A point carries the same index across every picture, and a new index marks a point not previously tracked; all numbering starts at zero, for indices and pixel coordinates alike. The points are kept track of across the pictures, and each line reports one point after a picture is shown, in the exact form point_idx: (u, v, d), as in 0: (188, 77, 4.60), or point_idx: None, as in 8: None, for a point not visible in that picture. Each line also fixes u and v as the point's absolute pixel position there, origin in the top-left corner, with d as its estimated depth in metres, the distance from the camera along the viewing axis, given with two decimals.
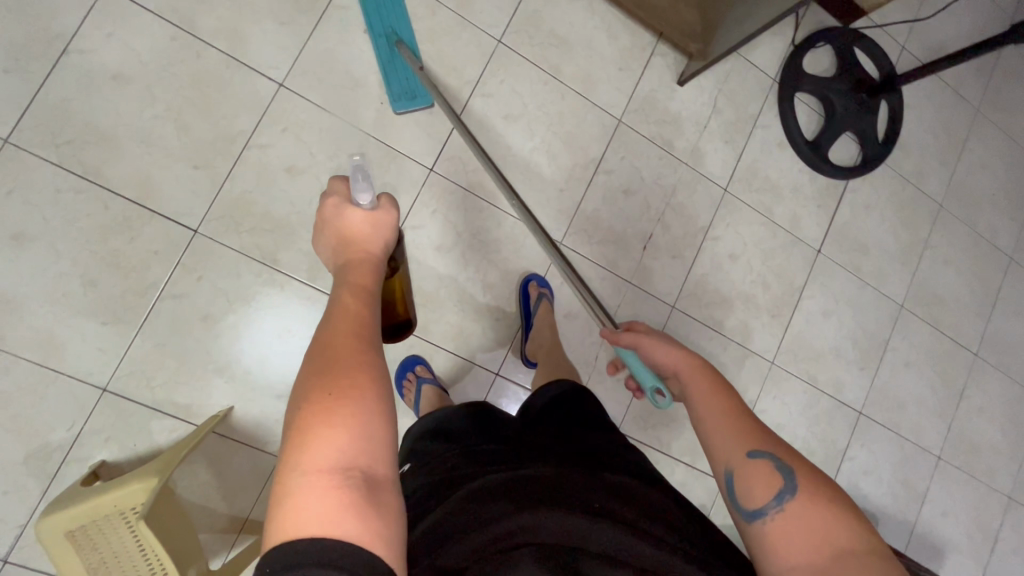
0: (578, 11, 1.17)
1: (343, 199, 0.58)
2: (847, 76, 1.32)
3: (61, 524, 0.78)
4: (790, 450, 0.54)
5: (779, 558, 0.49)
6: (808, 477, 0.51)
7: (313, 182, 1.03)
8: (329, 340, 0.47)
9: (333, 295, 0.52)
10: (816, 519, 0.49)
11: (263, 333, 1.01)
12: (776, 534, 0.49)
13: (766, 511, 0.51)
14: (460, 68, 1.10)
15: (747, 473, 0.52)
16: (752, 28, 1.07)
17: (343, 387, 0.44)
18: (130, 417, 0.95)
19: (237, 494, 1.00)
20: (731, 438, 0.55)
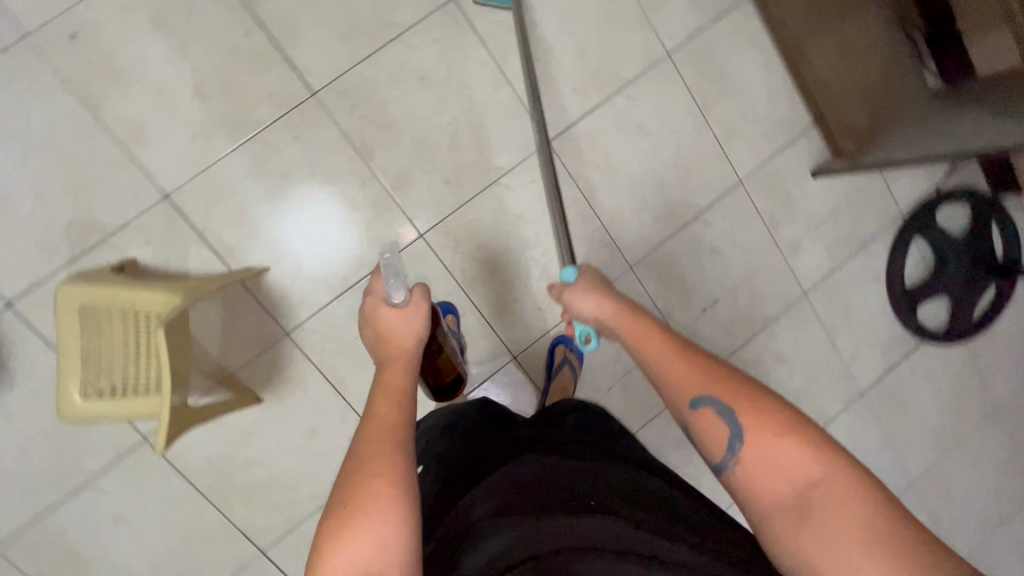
0: (755, 61, 1.13)
1: (379, 298, 0.70)
2: (970, 243, 1.27)
3: (78, 298, 0.78)
4: (730, 382, 0.56)
5: (758, 503, 0.51)
6: (751, 415, 0.53)
7: (437, 100, 1.01)
8: (357, 445, 0.55)
9: (370, 399, 0.61)
10: (769, 456, 0.51)
11: (293, 227, 0.99)
12: (742, 485, 0.53)
13: (727, 464, 0.54)
14: (621, 62, 1.08)
15: (702, 431, 0.56)
16: (930, 150, 1.02)
17: (357, 498, 0.50)
18: (174, 231, 0.95)
19: (233, 349, 1.00)
20: (677, 388, 0.58)
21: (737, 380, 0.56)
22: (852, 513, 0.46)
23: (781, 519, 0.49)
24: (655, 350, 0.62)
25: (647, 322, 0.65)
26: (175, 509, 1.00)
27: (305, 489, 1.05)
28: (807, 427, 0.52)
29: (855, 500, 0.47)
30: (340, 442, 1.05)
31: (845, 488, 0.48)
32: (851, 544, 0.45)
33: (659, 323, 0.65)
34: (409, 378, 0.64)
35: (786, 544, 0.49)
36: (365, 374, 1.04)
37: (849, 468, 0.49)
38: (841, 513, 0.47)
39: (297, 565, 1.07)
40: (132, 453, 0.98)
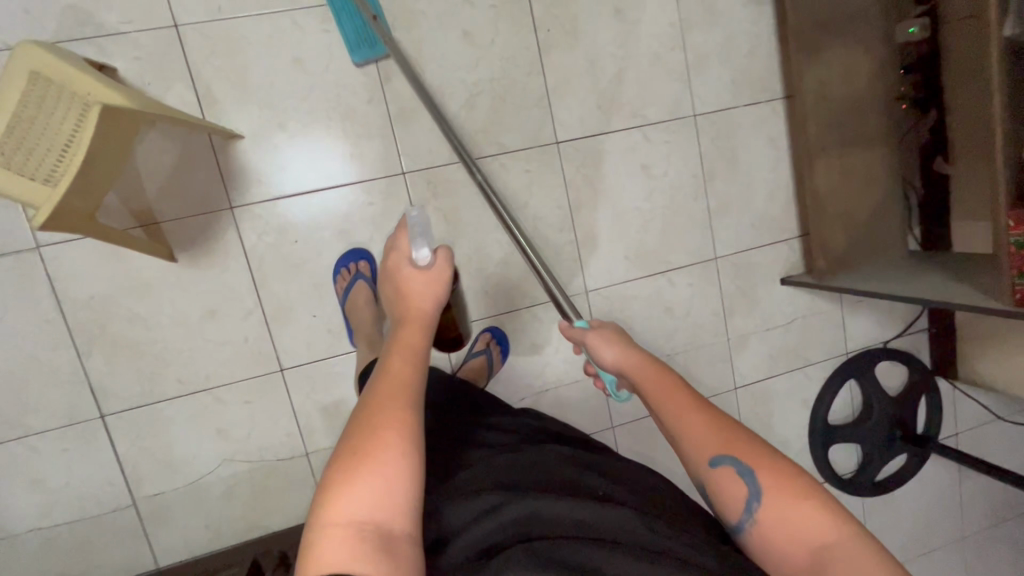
0: (769, 157, 1.18)
1: (403, 257, 0.72)
2: (899, 407, 1.32)
3: (34, 62, 0.72)
4: (747, 443, 0.60)
5: (768, 543, 0.56)
6: (771, 479, 0.57)
7: (471, 57, 1.02)
8: (370, 400, 0.60)
9: (384, 357, 0.66)
10: (788, 513, 0.55)
11: (286, 159, 0.98)
12: (762, 542, 0.57)
13: (745, 523, 0.58)
14: (651, 102, 1.11)
15: (720, 491, 0.59)
16: (915, 292, 1.03)
17: (366, 451, 0.55)
18: (166, 61, 0.91)
19: (171, 198, 0.94)
20: (697, 442, 0.61)
21: (754, 441, 0.60)
22: (870, 569, 0.51)
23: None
24: (679, 406, 0.64)
25: (670, 377, 0.67)
26: (31, 331, 0.92)
27: (175, 369, 0.98)
28: (815, 489, 0.57)
29: (869, 559, 0.51)
30: (233, 337, 0.99)
31: (859, 550, 0.52)
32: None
33: (681, 380, 0.67)
34: (423, 342, 0.69)
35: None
36: (291, 281, 1.00)
37: (860, 532, 0.53)
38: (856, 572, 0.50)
39: (130, 444, 0.98)
40: (15, 255, 0.90)
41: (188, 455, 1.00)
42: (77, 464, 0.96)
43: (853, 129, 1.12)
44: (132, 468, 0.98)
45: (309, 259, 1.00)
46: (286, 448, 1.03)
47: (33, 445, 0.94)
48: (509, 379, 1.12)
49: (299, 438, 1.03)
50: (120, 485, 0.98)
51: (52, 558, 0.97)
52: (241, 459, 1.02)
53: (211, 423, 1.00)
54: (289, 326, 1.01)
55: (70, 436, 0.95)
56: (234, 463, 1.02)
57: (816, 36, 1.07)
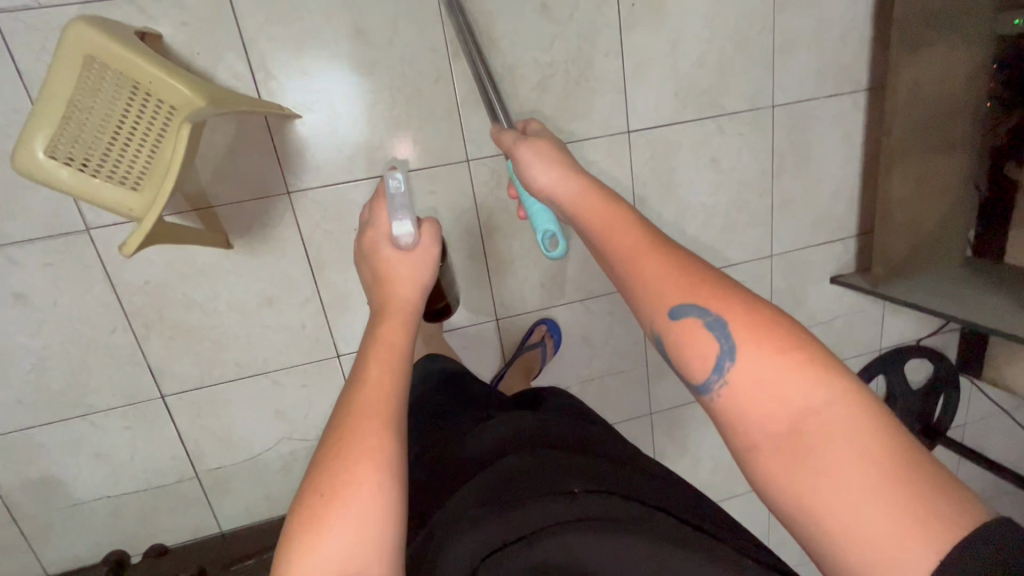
0: (841, 153, 1.13)
1: (384, 237, 0.68)
2: (918, 400, 1.38)
3: (92, 45, 0.65)
4: (717, 291, 0.50)
5: (740, 420, 0.47)
6: (743, 327, 0.47)
7: (546, 34, 0.93)
8: (341, 426, 0.54)
9: (361, 365, 0.60)
10: (763, 374, 0.46)
11: (340, 118, 0.90)
12: (731, 409, 0.47)
13: (712, 385, 0.48)
14: (730, 90, 1.03)
15: (685, 345, 0.50)
16: (969, 315, 1.06)
17: (334, 498, 0.49)
18: (217, 29, 0.81)
19: (225, 181, 0.88)
20: (658, 289, 0.51)
21: (720, 279, 0.51)
22: (856, 444, 0.43)
23: (779, 455, 0.45)
24: (629, 246, 0.55)
25: (616, 206, 0.58)
26: (87, 314, 0.90)
27: (234, 354, 0.97)
28: (805, 341, 0.47)
29: (863, 425, 0.43)
30: (291, 324, 0.98)
31: (848, 416, 0.44)
32: (866, 491, 0.41)
33: (628, 208, 0.58)
34: (402, 341, 0.62)
35: (795, 492, 0.44)
36: (348, 270, 0.97)
37: (855, 391, 0.45)
38: (850, 445, 0.43)
39: (191, 422, 0.99)
40: (65, 237, 0.85)
41: (246, 434, 1.02)
42: (141, 440, 0.98)
43: (934, 138, 1.09)
44: (194, 444, 1.01)
45: None
46: None
47: (96, 422, 0.95)
48: (558, 369, 1.14)
49: None
50: (182, 459, 1.01)
51: (121, 522, 1.02)
52: (298, 438, 1.05)
53: (270, 404, 1.01)
54: (347, 314, 0.99)
55: (131, 414, 0.96)
56: (291, 441, 1.05)
57: (919, 35, 1.00)
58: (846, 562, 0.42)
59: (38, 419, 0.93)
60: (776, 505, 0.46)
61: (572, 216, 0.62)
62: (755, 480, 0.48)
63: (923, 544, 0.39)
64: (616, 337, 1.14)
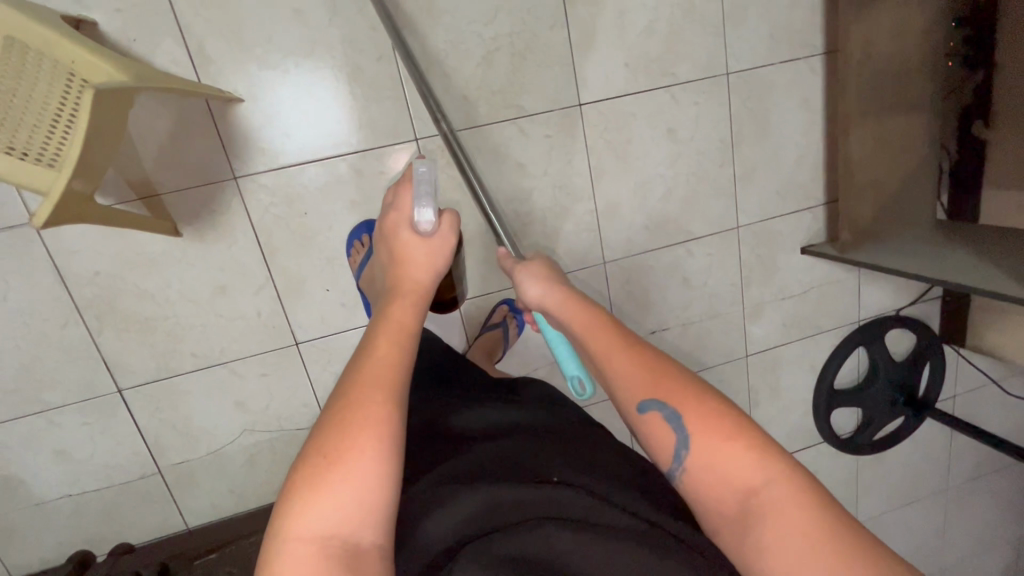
0: (802, 119, 1.11)
1: (403, 220, 0.67)
2: (903, 373, 1.34)
3: (6, 23, 0.64)
4: (676, 387, 0.57)
5: (699, 492, 0.54)
6: (697, 424, 0.55)
7: (488, 8, 0.92)
8: (347, 387, 0.54)
9: (371, 335, 0.59)
10: (717, 461, 0.53)
11: (286, 106, 0.90)
12: (694, 488, 0.55)
13: (676, 471, 0.56)
14: (681, 58, 1.02)
15: (651, 439, 0.57)
16: (941, 274, 1.02)
17: (337, 454, 0.50)
18: (153, 14, 0.82)
19: (170, 169, 0.88)
20: (626, 390, 0.59)
21: (681, 381, 0.58)
22: (793, 515, 0.49)
23: (732, 526, 0.52)
24: (606, 349, 0.61)
25: (600, 320, 0.63)
26: (37, 308, 0.89)
27: (189, 344, 0.96)
28: (749, 430, 0.54)
29: (798, 497, 0.50)
30: (246, 312, 0.97)
31: (783, 495, 0.50)
32: (799, 555, 0.47)
33: (605, 315, 0.64)
34: (414, 322, 0.62)
35: (745, 553, 0.51)
36: (301, 255, 0.96)
37: (791, 474, 0.51)
38: (788, 515, 0.49)
39: (150, 416, 0.98)
40: (12, 230, 0.85)
41: (208, 426, 1.01)
42: (99, 436, 0.97)
43: (893, 98, 1.08)
44: (154, 438, 1.00)
45: (320, 232, 0.96)
46: (305, 418, 1.04)
47: (54, 419, 0.95)
48: (524, 351, 1.12)
49: (318, 409, 1.05)
50: (143, 455, 1.00)
51: (85, 521, 1.01)
52: (261, 429, 1.03)
53: (229, 396, 1.00)
54: (302, 300, 0.98)
55: (88, 409, 0.96)
56: (254, 433, 1.03)
57: None
58: None
59: None
60: (731, 555, 0.53)
61: (563, 325, 0.66)
62: (714, 533, 0.55)
63: None
64: None
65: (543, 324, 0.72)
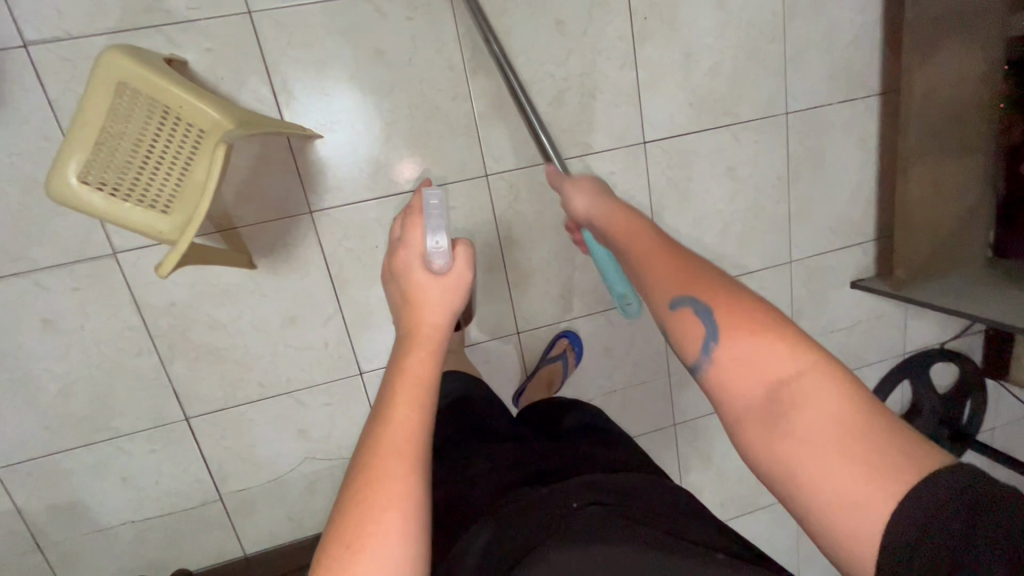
0: (857, 156, 1.13)
1: (416, 255, 0.61)
2: (945, 406, 1.35)
3: (119, 73, 0.66)
4: (705, 282, 0.51)
5: (726, 390, 0.47)
6: (728, 314, 0.48)
7: (562, 49, 0.94)
8: (365, 462, 0.50)
9: (384, 394, 0.54)
10: (747, 353, 0.46)
11: (361, 142, 0.91)
12: (718, 383, 0.48)
13: (700, 364, 0.49)
14: (744, 98, 1.04)
15: (676, 334, 0.51)
16: (1002, 316, 1.03)
17: (362, 542, 0.46)
18: (241, 54, 0.83)
19: (247, 203, 0.90)
20: (656, 286, 0.54)
21: (713, 273, 0.52)
22: (831, 408, 0.42)
23: (759, 424, 0.45)
24: (638, 247, 0.57)
25: (632, 219, 0.60)
26: (113, 337, 0.90)
27: (257, 374, 0.97)
28: (780, 321, 0.47)
29: (839, 392, 0.43)
30: (314, 342, 0.98)
31: (822, 383, 0.43)
32: (839, 454, 0.41)
33: (641, 215, 0.61)
34: (433, 374, 0.56)
35: (773, 455, 0.44)
36: (369, 287, 0.97)
37: (829, 365, 0.44)
38: (823, 409, 0.42)
39: (215, 444, 0.99)
40: (92, 262, 0.86)
41: (270, 454, 1.02)
42: (164, 463, 0.98)
43: (950, 140, 1.10)
44: (218, 466, 1.00)
45: None
46: None
47: (122, 446, 0.95)
48: (580, 381, 1.13)
49: None
50: (205, 482, 1.00)
51: (146, 547, 1.01)
52: (322, 457, 1.04)
53: (293, 424, 1.01)
54: (369, 331, 0.99)
55: (156, 437, 0.96)
56: (315, 461, 1.04)
57: (933, 39, 1.02)
58: (820, 524, 0.41)
59: (64, 445, 0.93)
60: (761, 475, 0.46)
61: (596, 228, 0.64)
62: (741, 450, 0.47)
63: (887, 500, 0.38)
64: (637, 348, 1.14)
65: (591, 244, 0.72)
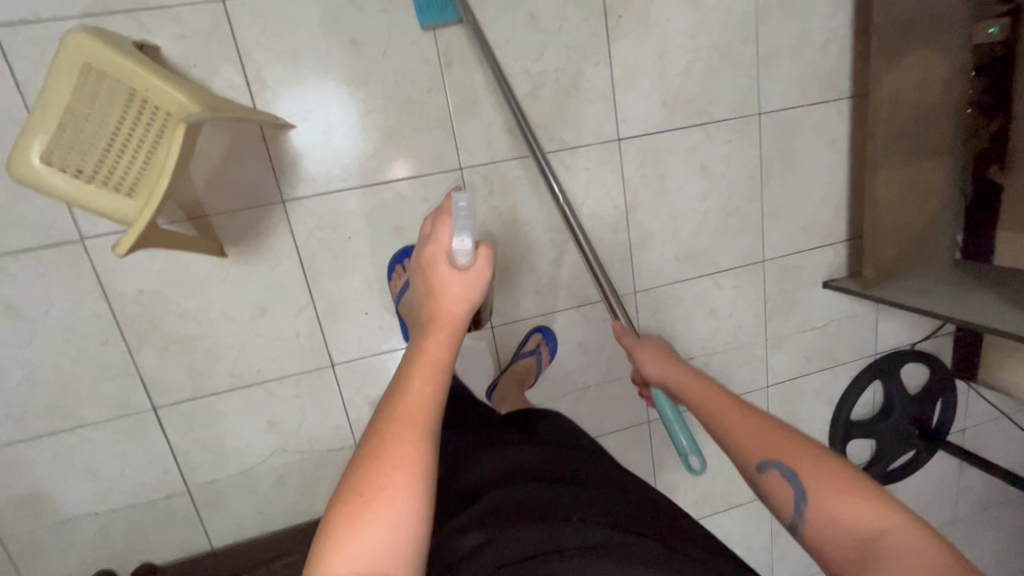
0: (828, 158, 1.15)
1: (442, 251, 0.59)
2: (916, 407, 1.37)
3: (86, 54, 0.66)
4: (791, 445, 0.57)
5: (826, 547, 0.53)
6: (815, 480, 0.54)
7: (537, 45, 0.95)
8: (381, 424, 0.51)
9: (403, 369, 0.55)
10: (838, 514, 0.52)
11: (335, 133, 0.91)
12: (819, 543, 0.53)
13: (797, 524, 0.55)
14: (718, 97, 1.06)
15: (771, 498, 0.56)
16: (969, 315, 1.04)
17: (374, 493, 0.47)
18: (214, 42, 0.83)
19: (219, 191, 0.89)
20: (743, 449, 0.59)
21: (790, 433, 0.58)
22: (918, 561, 0.47)
23: (856, 574, 0.50)
24: (724, 415, 0.62)
25: (712, 386, 0.65)
26: (79, 324, 0.89)
27: (227, 364, 0.96)
28: (859, 482, 0.53)
29: (918, 542, 0.48)
30: (285, 333, 0.97)
31: (906, 538, 0.48)
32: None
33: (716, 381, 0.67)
34: (448, 356, 0.57)
35: None
36: (342, 278, 0.97)
37: (905, 518, 0.50)
38: (909, 558, 0.47)
39: (183, 434, 0.98)
40: (59, 247, 0.86)
41: (240, 445, 1.01)
42: (130, 454, 0.97)
43: (917, 143, 1.12)
44: (185, 457, 0.99)
45: (361, 256, 0.97)
46: (336, 439, 1.05)
47: (86, 435, 0.94)
48: (554, 377, 1.13)
49: (349, 430, 1.05)
50: (172, 473, 0.99)
51: (110, 540, 1.00)
52: (292, 449, 1.03)
53: (263, 415, 1.00)
54: (341, 322, 0.99)
55: (122, 427, 0.95)
56: (285, 453, 1.03)
57: (897, 45, 1.04)
58: None
59: (26, 433, 0.92)
60: None
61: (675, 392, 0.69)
62: None
63: None
64: (612, 344, 1.14)
65: (662, 403, 0.72)
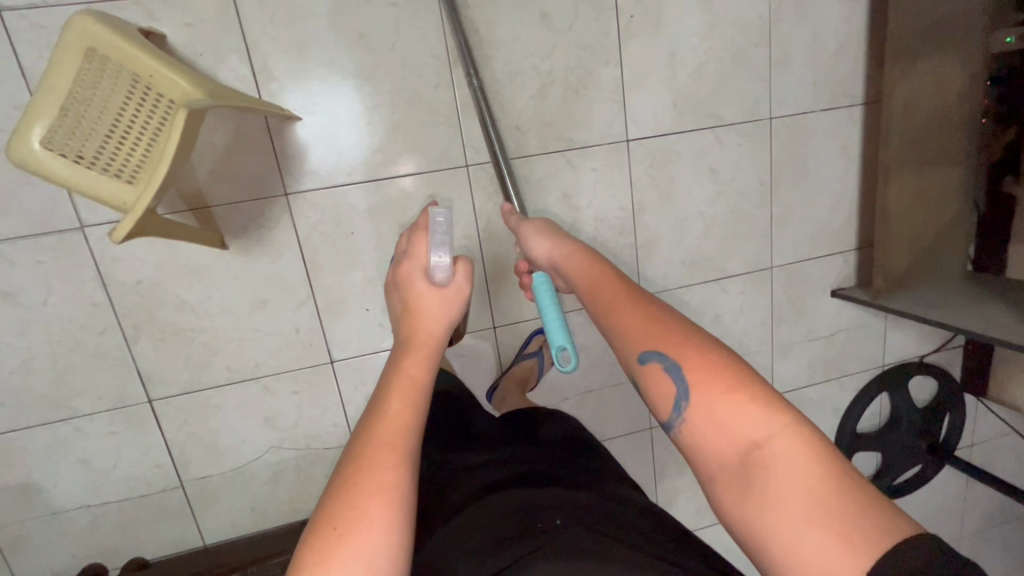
0: (839, 165, 1.13)
1: (419, 269, 0.65)
2: (924, 420, 1.34)
3: (92, 38, 0.65)
4: (677, 340, 0.56)
5: (696, 441, 0.52)
6: (696, 370, 0.53)
7: (547, 42, 0.94)
8: (359, 450, 0.51)
9: (381, 394, 0.56)
10: (717, 414, 0.51)
11: (340, 126, 0.90)
12: (692, 441, 0.52)
13: (674, 423, 0.54)
14: (729, 100, 1.04)
15: (649, 388, 0.56)
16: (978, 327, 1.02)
17: (349, 524, 0.46)
18: (220, 31, 0.82)
19: (222, 181, 0.88)
20: (628, 341, 0.58)
21: (682, 327, 0.57)
22: (795, 467, 0.46)
23: (729, 476, 0.49)
24: (612, 304, 0.62)
25: (603, 271, 0.65)
26: (76, 313, 0.88)
27: (225, 358, 0.95)
28: (747, 381, 0.52)
29: (804, 452, 0.47)
30: (284, 328, 0.96)
31: (787, 445, 0.48)
32: (801, 506, 0.45)
33: (612, 271, 0.66)
34: (425, 376, 0.58)
35: (743, 507, 0.48)
36: (344, 274, 0.96)
37: (793, 424, 0.49)
38: (789, 467, 0.46)
39: (178, 428, 0.96)
40: (58, 234, 0.85)
41: (235, 441, 0.99)
42: (124, 446, 0.95)
43: (930, 150, 1.10)
44: (180, 451, 0.98)
45: (364, 252, 0.96)
46: (333, 437, 1.03)
47: (80, 426, 0.93)
48: (556, 380, 1.11)
49: (347, 428, 1.03)
50: (166, 467, 0.98)
51: (101, 533, 0.98)
52: (289, 446, 1.02)
53: (259, 411, 0.99)
54: (341, 319, 0.98)
55: (116, 418, 0.94)
56: (281, 450, 1.01)
57: (911, 50, 1.03)
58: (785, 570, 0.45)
59: (19, 423, 0.90)
60: (734, 524, 0.50)
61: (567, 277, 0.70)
62: (716, 502, 0.51)
63: (847, 548, 0.42)
64: None
65: (540, 291, 0.73)
